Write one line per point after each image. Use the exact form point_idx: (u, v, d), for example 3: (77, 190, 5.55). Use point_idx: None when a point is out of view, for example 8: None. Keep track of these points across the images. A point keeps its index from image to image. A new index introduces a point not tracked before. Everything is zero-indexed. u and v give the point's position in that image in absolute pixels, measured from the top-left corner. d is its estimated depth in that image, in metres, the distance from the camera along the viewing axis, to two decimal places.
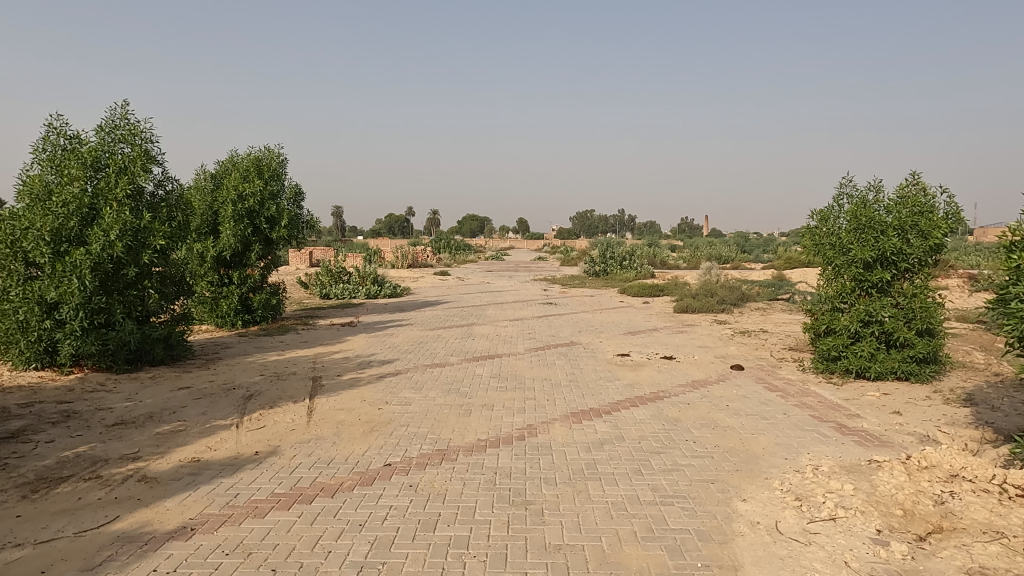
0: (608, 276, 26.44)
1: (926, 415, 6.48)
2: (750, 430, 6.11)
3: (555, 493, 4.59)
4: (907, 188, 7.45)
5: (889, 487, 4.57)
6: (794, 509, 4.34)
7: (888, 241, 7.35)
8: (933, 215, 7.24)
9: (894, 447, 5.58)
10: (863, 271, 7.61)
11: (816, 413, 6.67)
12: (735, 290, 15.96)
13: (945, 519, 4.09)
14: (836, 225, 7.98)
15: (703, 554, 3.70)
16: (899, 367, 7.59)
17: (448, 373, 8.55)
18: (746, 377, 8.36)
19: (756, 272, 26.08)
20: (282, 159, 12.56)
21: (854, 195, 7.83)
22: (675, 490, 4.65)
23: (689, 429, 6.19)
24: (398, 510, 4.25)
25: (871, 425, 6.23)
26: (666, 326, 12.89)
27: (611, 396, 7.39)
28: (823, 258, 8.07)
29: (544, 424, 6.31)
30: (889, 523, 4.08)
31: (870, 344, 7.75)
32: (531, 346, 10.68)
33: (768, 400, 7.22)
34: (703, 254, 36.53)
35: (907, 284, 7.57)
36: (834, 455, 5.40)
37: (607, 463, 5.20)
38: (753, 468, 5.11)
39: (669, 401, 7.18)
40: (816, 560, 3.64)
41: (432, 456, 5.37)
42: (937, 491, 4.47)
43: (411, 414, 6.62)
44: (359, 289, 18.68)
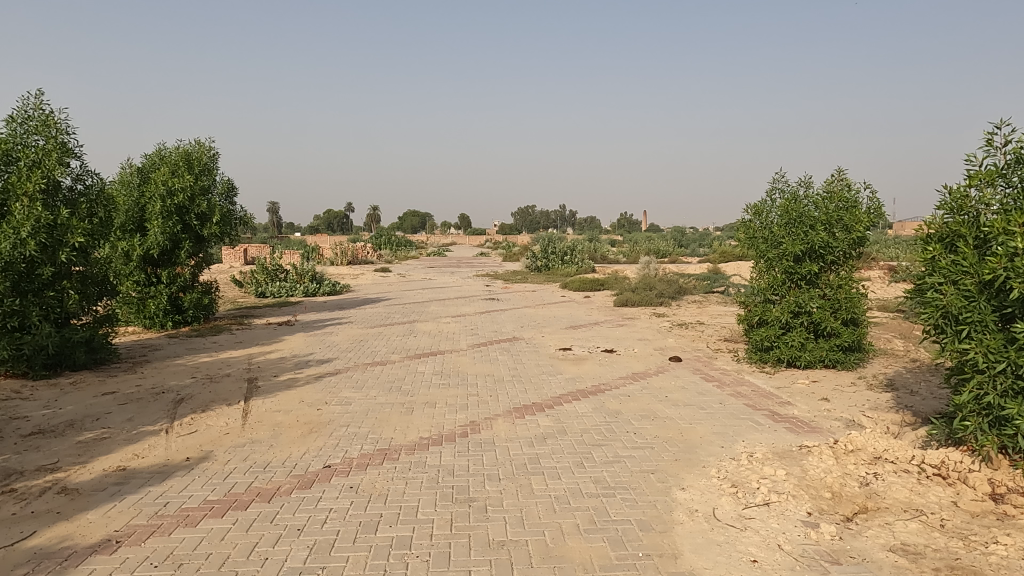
0: (550, 271, 26.65)
1: (851, 401, 6.79)
2: (688, 420, 6.25)
3: (498, 489, 4.58)
4: (834, 184, 7.75)
5: (819, 471, 4.76)
6: (730, 495, 4.46)
7: (816, 236, 7.64)
8: (857, 210, 7.58)
9: (823, 432, 5.82)
10: (793, 264, 7.90)
11: (750, 402, 6.88)
12: (672, 284, 16.35)
13: (870, 499, 4.30)
14: (769, 220, 8.22)
15: (643, 544, 3.76)
16: (827, 355, 7.94)
17: (390, 372, 8.42)
18: (684, 368, 8.56)
19: (693, 265, 26.77)
20: (213, 153, 12.07)
21: (785, 190, 8.09)
22: (616, 482, 4.71)
23: (630, 421, 6.28)
24: (338, 513, 4.15)
25: (801, 412, 6.48)
26: (606, 319, 13.09)
27: (553, 391, 7.43)
28: (756, 252, 8.30)
29: (486, 421, 6.29)
30: (819, 505, 4.24)
31: (800, 334, 8.04)
32: (473, 343, 10.63)
33: (705, 391, 7.40)
34: (642, 248, 37.41)
35: (833, 276, 7.90)
36: (767, 442, 5.59)
37: (550, 457, 5.23)
38: (692, 458, 5.23)
39: (611, 394, 7.28)
40: (751, 545, 3.76)
41: (374, 456, 5.28)
42: (862, 473, 4.70)
43: (351, 413, 6.49)
44: (297, 287, 18.21)
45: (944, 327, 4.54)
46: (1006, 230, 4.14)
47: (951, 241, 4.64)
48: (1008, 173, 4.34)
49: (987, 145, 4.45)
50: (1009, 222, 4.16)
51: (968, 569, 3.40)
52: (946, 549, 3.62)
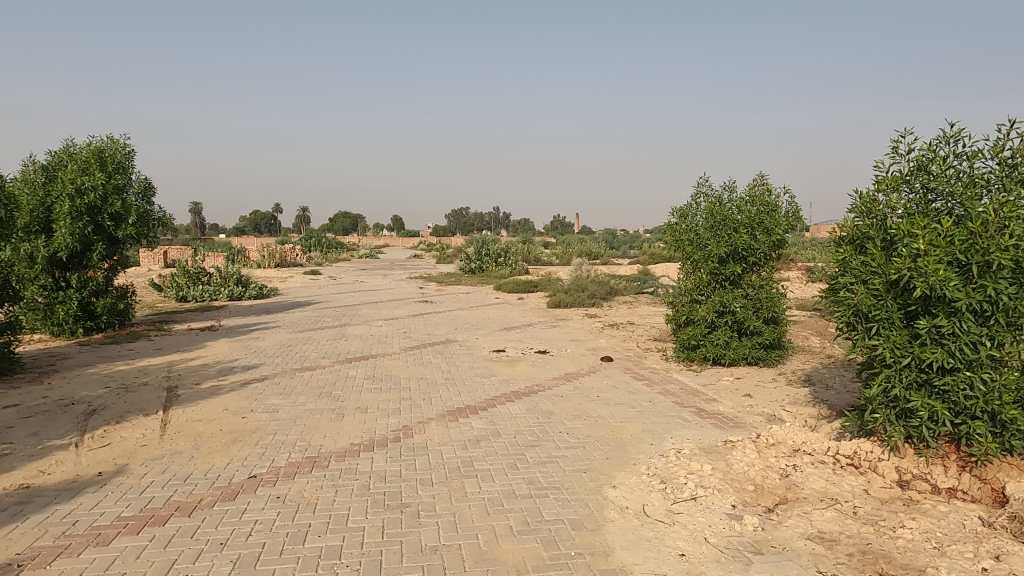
0: (484, 273, 26.66)
1: (772, 396, 7.08)
2: (619, 419, 6.37)
3: (431, 494, 4.53)
4: (755, 188, 8.06)
5: (743, 464, 4.93)
6: (659, 492, 4.57)
7: (739, 238, 7.93)
8: (776, 214, 7.92)
9: (746, 427, 6.05)
10: (717, 265, 8.18)
11: (678, 399, 7.08)
12: (603, 285, 16.66)
13: (790, 490, 4.49)
14: (694, 222, 8.45)
15: (576, 543, 3.80)
16: (750, 353, 8.27)
17: (319, 377, 8.21)
18: (615, 368, 8.71)
19: (624, 267, 27.37)
20: (128, 150, 11.45)
21: (710, 194, 8.35)
22: (549, 482, 4.74)
23: (562, 421, 6.35)
24: (264, 524, 4.01)
25: (726, 408, 6.71)
26: (539, 321, 13.19)
27: (487, 393, 7.42)
28: (682, 253, 8.53)
29: (419, 425, 6.21)
30: (743, 498, 4.40)
31: (725, 333, 8.33)
32: (405, 346, 10.50)
33: (635, 389, 7.57)
34: (574, 249, 38.00)
35: (755, 277, 8.23)
36: (694, 438, 5.76)
37: (483, 460, 5.21)
38: (622, 455, 5.33)
39: (544, 395, 7.33)
40: (679, 539, 3.86)
41: (302, 464, 5.13)
42: (782, 465, 4.90)
43: (278, 421, 6.29)
44: (221, 291, 17.52)
45: (855, 324, 4.80)
46: (910, 232, 4.42)
47: (861, 243, 4.91)
48: (911, 179, 4.64)
49: (893, 153, 4.72)
50: (912, 225, 4.44)
51: (879, 553, 3.60)
52: (859, 535, 3.82)
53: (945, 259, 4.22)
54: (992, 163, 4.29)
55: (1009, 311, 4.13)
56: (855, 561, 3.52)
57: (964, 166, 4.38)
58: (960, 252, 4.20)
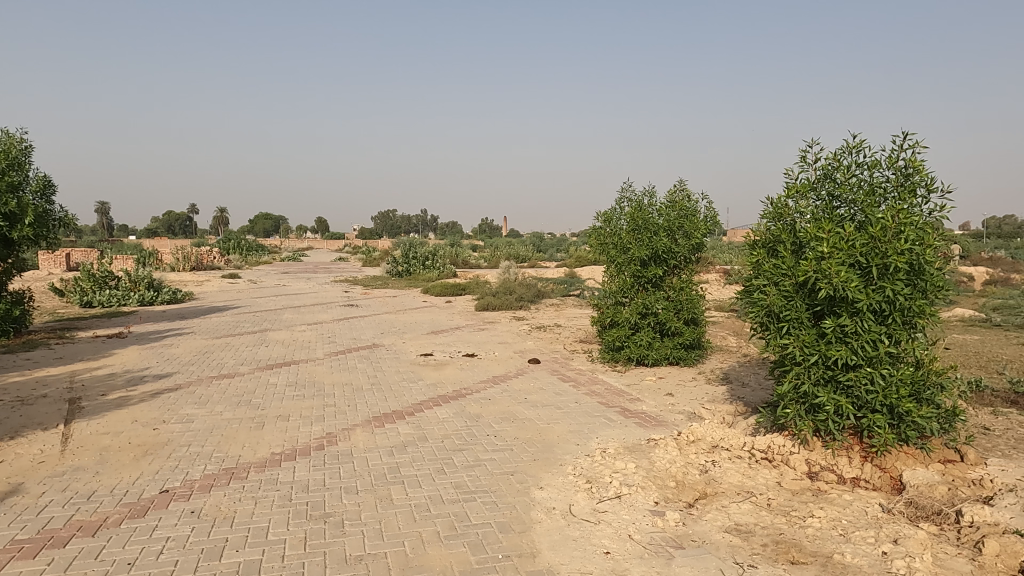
0: (412, 276, 26.40)
1: (693, 395, 7.33)
2: (546, 421, 6.43)
3: (356, 502, 4.43)
4: (675, 194, 8.33)
5: (665, 461, 5.08)
6: (585, 491, 4.64)
7: (660, 241, 8.16)
8: (695, 218, 8.22)
9: (668, 425, 6.23)
10: (640, 268, 8.39)
11: (603, 400, 7.21)
12: (531, 288, 16.83)
13: (708, 485, 4.66)
14: (618, 226, 8.63)
15: (503, 546, 3.80)
16: (671, 353, 8.54)
17: (238, 385, 7.89)
18: (542, 370, 8.80)
19: (551, 270, 27.74)
20: (24, 145, 10.67)
21: (632, 199, 8.56)
22: (476, 486, 4.73)
23: (490, 424, 6.35)
24: (177, 541, 3.81)
25: (649, 407, 6.90)
26: (467, 324, 13.17)
27: (414, 397, 7.34)
28: (606, 257, 8.71)
29: (344, 431, 6.07)
30: (665, 494, 4.52)
31: (647, 333, 8.57)
32: (330, 351, 10.24)
33: (562, 391, 7.66)
34: (501, 253, 38.14)
35: (676, 279, 8.51)
36: (618, 438, 5.88)
37: (409, 466, 5.15)
38: (549, 457, 5.38)
39: (471, 398, 7.31)
40: (605, 537, 3.92)
41: (219, 476, 4.91)
42: (702, 461, 5.07)
43: (193, 432, 6.00)
44: (130, 296, 16.57)
45: (768, 324, 5.03)
46: (817, 236, 4.67)
47: (773, 246, 5.15)
48: (818, 186, 4.91)
49: (801, 162, 4.98)
50: (818, 229, 4.70)
51: (791, 542, 3.78)
52: (772, 526, 4.00)
53: (848, 261, 4.49)
54: (889, 172, 4.60)
55: (904, 310, 4.43)
56: (769, 551, 3.69)
57: (865, 175, 4.67)
58: (861, 255, 4.47)
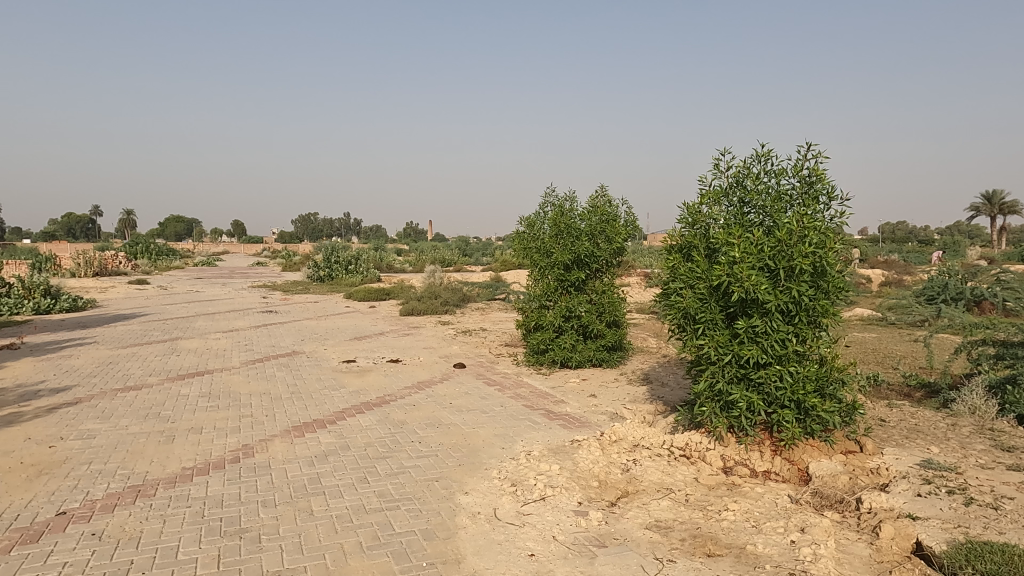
0: (334, 281, 25.79)
1: (615, 395, 7.50)
2: (471, 425, 6.41)
3: (274, 515, 4.28)
4: (596, 199, 8.50)
5: (588, 462, 5.16)
6: (510, 494, 4.65)
7: (582, 246, 8.31)
8: (616, 223, 8.42)
9: (591, 426, 6.35)
10: (563, 272, 8.51)
11: (528, 403, 7.27)
12: (456, 292, 16.77)
13: (630, 484, 4.77)
14: (541, 231, 8.73)
15: (427, 553, 3.76)
16: (594, 355, 8.71)
17: (145, 397, 7.46)
18: (467, 374, 8.78)
19: (477, 274, 27.74)
20: None
21: (555, 204, 8.67)
22: (400, 494, 4.66)
23: (415, 430, 6.27)
24: (76, 566, 3.56)
25: (573, 409, 7.00)
26: (391, 329, 12.98)
27: (336, 405, 7.16)
28: (530, 261, 8.78)
29: (261, 443, 5.85)
30: (588, 494, 4.60)
31: (571, 336, 8.70)
32: (246, 359, 9.86)
33: (487, 395, 7.67)
34: (426, 257, 37.81)
35: (598, 283, 8.68)
36: (542, 440, 5.93)
37: (331, 475, 5.01)
38: (474, 461, 5.37)
39: (395, 405, 7.20)
40: (529, 539, 3.95)
41: (124, 494, 4.63)
42: (623, 461, 5.19)
43: (95, 448, 5.63)
44: (24, 304, 15.39)
45: (684, 326, 5.21)
46: (728, 241, 4.87)
47: (687, 251, 5.34)
48: (729, 193, 5.12)
49: (713, 170, 5.19)
50: (729, 234, 4.90)
51: (707, 535, 3.92)
52: (690, 520, 4.14)
53: (757, 265, 4.71)
54: (794, 180, 4.86)
55: (809, 311, 4.69)
56: (688, 545, 3.81)
57: (772, 183, 4.91)
58: (770, 259, 4.70)
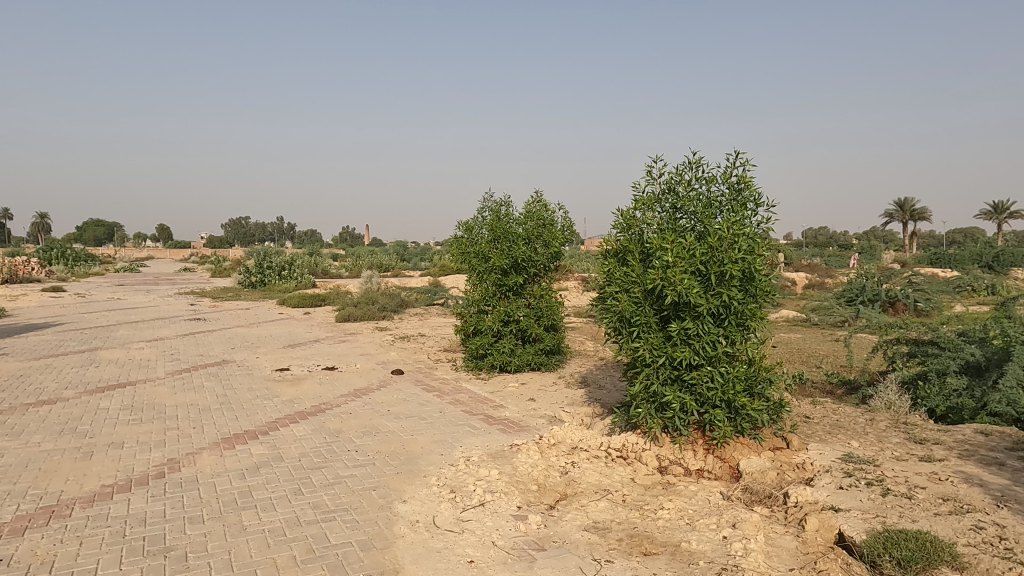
0: (267, 287, 25.05)
1: (553, 399, 7.56)
2: (409, 432, 6.34)
3: (203, 532, 4.11)
4: (532, 205, 8.57)
5: (527, 466, 5.18)
6: (448, 501, 4.61)
7: (520, 250, 8.35)
8: (553, 228, 8.51)
9: (530, 430, 6.38)
10: (501, 277, 8.54)
11: (467, 408, 7.24)
12: (394, 298, 16.57)
13: (568, 486, 4.81)
14: (479, 236, 8.72)
15: (364, 565, 3.68)
16: (533, 359, 8.77)
17: (61, 411, 7.03)
18: (405, 381, 8.67)
19: (415, 279, 27.48)
20: None
21: (492, 209, 8.69)
22: (336, 504, 4.55)
23: (351, 439, 6.14)
24: None
25: (512, 413, 7.01)
26: (327, 336, 12.69)
27: (268, 415, 6.94)
28: (468, 265, 8.76)
29: (188, 456, 5.60)
30: (527, 498, 4.61)
31: (510, 340, 8.73)
32: (172, 369, 9.43)
33: (426, 401, 7.59)
34: (364, 262, 37.20)
35: (536, 287, 8.74)
36: (482, 445, 5.92)
37: (263, 488, 4.85)
38: (412, 469, 5.30)
39: (331, 413, 7.04)
40: (468, 546, 3.92)
41: (36, 516, 4.34)
42: (562, 463, 5.24)
43: (3, 468, 5.26)
44: None
45: (620, 329, 5.30)
46: (661, 246, 4.99)
47: (623, 255, 5.43)
48: (662, 199, 5.24)
49: (647, 176, 5.30)
50: (663, 239, 5.02)
51: (643, 534, 3.99)
52: (627, 520, 4.21)
53: (689, 269, 4.84)
54: (724, 187, 5.03)
55: (738, 313, 4.87)
56: (624, 545, 3.87)
57: (703, 189, 5.06)
58: (701, 263, 4.84)
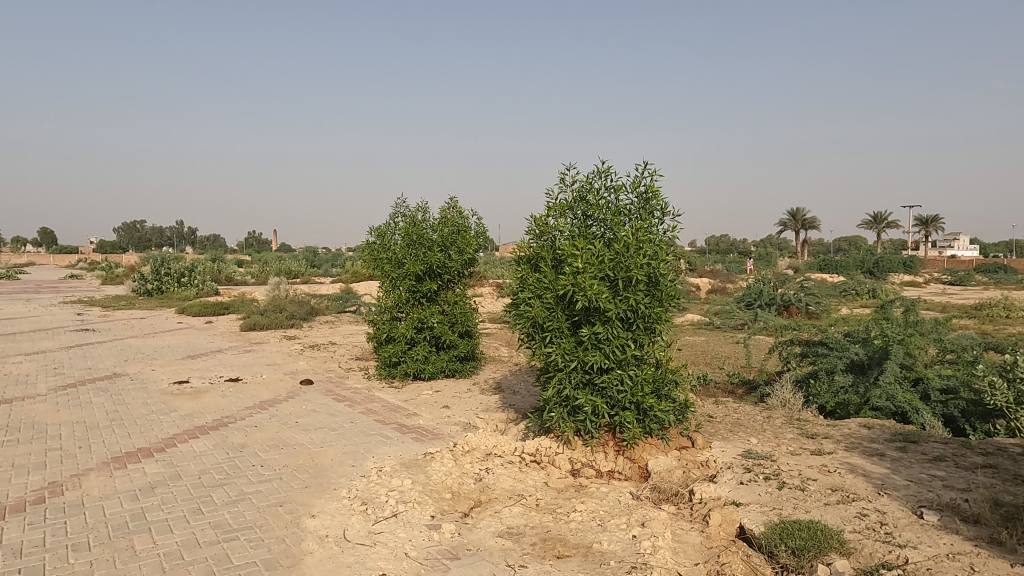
0: (164, 295, 23.63)
1: (468, 405, 7.53)
2: (319, 444, 6.13)
3: (89, 560, 3.80)
4: (447, 211, 8.52)
5: (441, 474, 5.12)
6: (360, 514, 4.49)
7: (434, 256, 8.28)
8: (467, 234, 8.50)
9: (444, 438, 6.32)
10: (415, 283, 8.43)
11: (380, 417, 7.09)
12: (303, 305, 16.04)
13: (482, 493, 4.80)
14: (392, 241, 8.58)
15: None
16: (447, 365, 8.72)
17: None
18: (315, 391, 8.39)
19: (325, 286, 26.74)
20: None
21: (406, 215, 8.57)
22: (239, 522, 4.34)
23: (256, 453, 5.88)
24: None
25: (426, 421, 6.93)
26: (230, 346, 12.10)
27: (164, 431, 6.53)
28: (381, 271, 8.60)
29: (73, 479, 5.18)
30: (441, 507, 4.56)
31: (423, 347, 8.64)
32: (55, 385, 8.71)
33: (336, 411, 7.38)
34: (271, 269, 35.82)
35: (450, 293, 8.71)
36: (394, 455, 5.81)
37: (158, 509, 4.55)
38: (321, 482, 5.13)
39: (235, 427, 6.71)
40: (380, 559, 3.83)
41: None
42: (476, 470, 5.22)
43: None
44: None
45: (533, 334, 5.35)
46: (573, 252, 5.07)
47: (536, 262, 5.49)
48: (574, 207, 5.33)
49: (559, 184, 5.39)
50: (574, 246, 5.11)
51: (556, 537, 4.04)
52: (540, 524, 4.24)
53: (599, 275, 4.95)
54: (632, 196, 5.19)
55: (645, 318, 5.04)
56: (538, 549, 3.90)
57: (612, 197, 5.20)
58: (610, 270, 4.96)
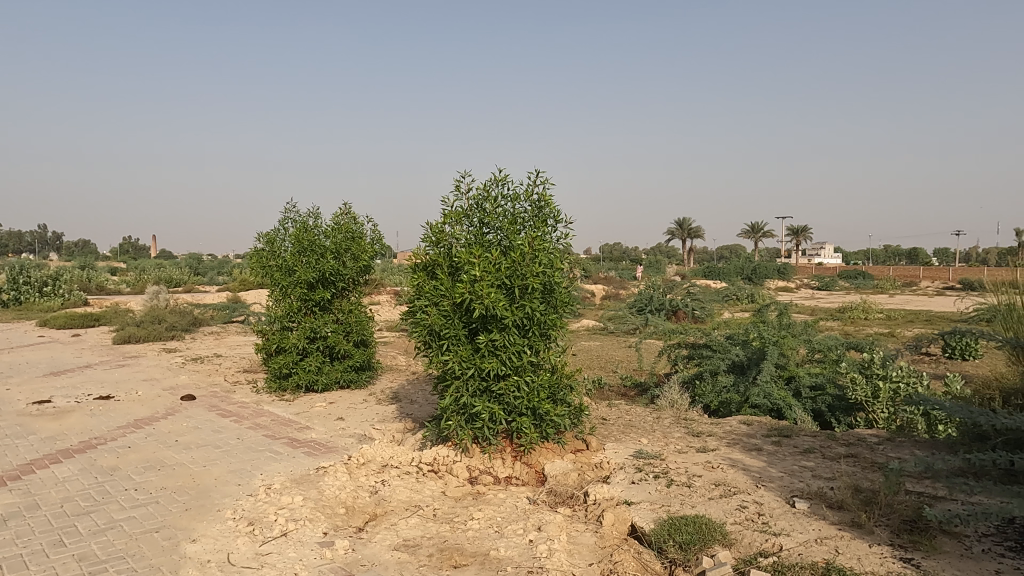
0: (24, 306, 21.49)
1: (363, 417, 7.35)
2: (201, 463, 5.77)
3: None
4: (340, 217, 8.30)
5: (334, 488, 4.96)
6: (246, 535, 4.26)
7: (327, 264, 8.02)
8: (362, 241, 8.32)
9: (338, 451, 6.12)
10: (307, 291, 8.14)
11: (269, 432, 6.77)
12: (184, 316, 15.07)
13: (378, 506, 4.69)
14: (282, 248, 8.23)
15: None
16: (342, 376, 8.47)
17: None
18: (197, 407, 7.89)
19: (210, 294, 25.29)
20: None
21: (297, 221, 8.26)
22: (108, 553, 3.99)
23: (129, 476, 5.44)
24: None
25: (318, 434, 6.69)
26: (101, 361, 11.16)
27: (21, 457, 5.91)
28: (270, 280, 8.23)
29: None
30: (334, 523, 4.41)
31: (316, 358, 8.35)
32: None
33: (221, 428, 6.97)
34: (149, 276, 33.46)
35: (344, 302, 8.48)
36: (285, 471, 5.57)
37: (12, 544, 4.11)
38: (204, 504, 4.82)
39: (105, 449, 6.19)
40: None
41: None
42: (372, 483, 5.09)
43: None
44: None
45: (429, 342, 5.29)
46: (469, 260, 5.07)
47: (432, 269, 5.44)
48: (470, 214, 5.33)
49: (455, 191, 5.37)
50: (471, 254, 5.11)
51: (454, 547, 4.01)
52: (437, 535, 4.20)
53: (496, 283, 4.99)
54: (526, 204, 5.26)
55: (540, 324, 5.13)
56: (435, 560, 3.85)
57: (508, 206, 5.24)
58: (506, 277, 5.01)
